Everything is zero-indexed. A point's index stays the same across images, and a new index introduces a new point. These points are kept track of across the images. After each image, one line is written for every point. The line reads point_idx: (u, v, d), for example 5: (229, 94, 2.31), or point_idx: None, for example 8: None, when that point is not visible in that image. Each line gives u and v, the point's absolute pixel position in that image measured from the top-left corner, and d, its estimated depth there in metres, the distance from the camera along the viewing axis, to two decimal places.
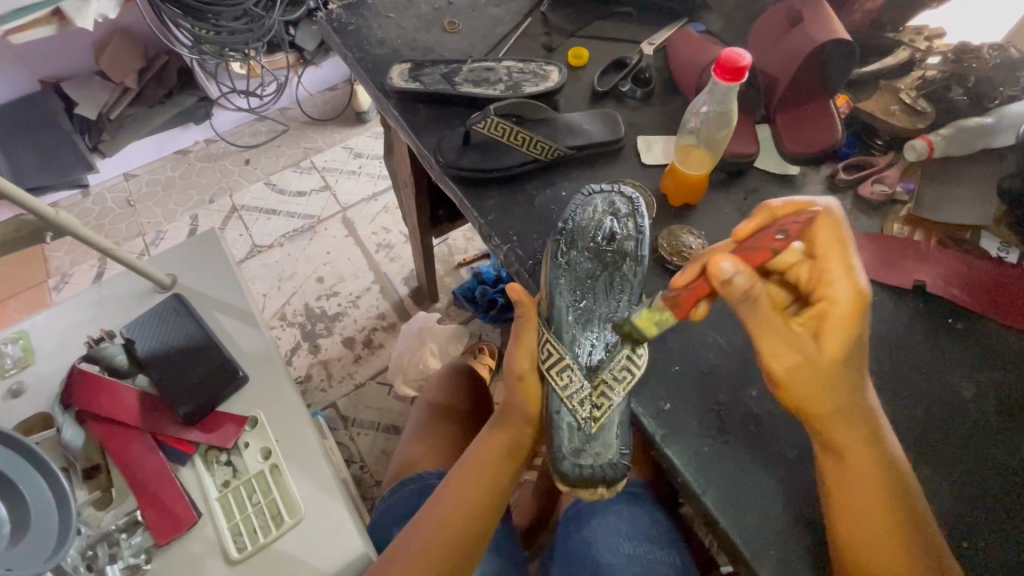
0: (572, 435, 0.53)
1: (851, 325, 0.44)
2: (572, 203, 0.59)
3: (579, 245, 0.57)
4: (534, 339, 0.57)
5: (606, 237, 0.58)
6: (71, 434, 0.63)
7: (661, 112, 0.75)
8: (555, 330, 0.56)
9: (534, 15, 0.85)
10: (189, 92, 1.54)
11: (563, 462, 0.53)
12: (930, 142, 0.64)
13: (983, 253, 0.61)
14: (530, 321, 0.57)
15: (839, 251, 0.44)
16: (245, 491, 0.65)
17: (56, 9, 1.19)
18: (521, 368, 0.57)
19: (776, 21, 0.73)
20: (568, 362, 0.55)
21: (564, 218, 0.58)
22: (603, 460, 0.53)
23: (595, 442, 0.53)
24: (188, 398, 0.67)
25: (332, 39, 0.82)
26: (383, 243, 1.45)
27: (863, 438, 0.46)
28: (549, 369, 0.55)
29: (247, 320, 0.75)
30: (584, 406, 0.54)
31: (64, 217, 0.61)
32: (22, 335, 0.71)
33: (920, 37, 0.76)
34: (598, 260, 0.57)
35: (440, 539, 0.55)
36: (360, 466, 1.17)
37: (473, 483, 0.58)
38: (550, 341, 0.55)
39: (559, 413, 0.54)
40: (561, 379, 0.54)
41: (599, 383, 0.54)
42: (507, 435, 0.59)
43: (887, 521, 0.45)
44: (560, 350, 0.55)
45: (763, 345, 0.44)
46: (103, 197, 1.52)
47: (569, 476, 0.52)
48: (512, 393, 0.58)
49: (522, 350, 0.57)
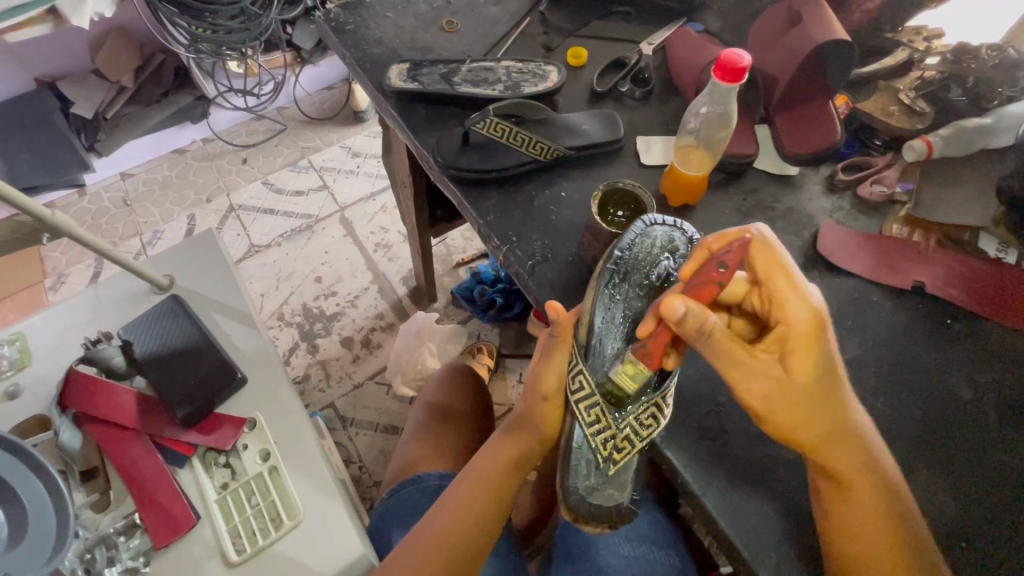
0: (589, 472, 0.53)
1: (812, 345, 0.43)
2: (632, 230, 0.54)
3: (631, 279, 0.53)
4: (565, 365, 0.54)
5: (659, 275, 0.54)
6: (69, 435, 0.62)
7: (660, 112, 0.75)
8: (591, 363, 0.53)
9: (533, 14, 0.85)
10: (185, 91, 1.54)
11: (575, 496, 0.53)
12: (928, 143, 0.64)
13: (981, 254, 0.61)
14: (564, 344, 0.54)
15: (783, 266, 0.44)
16: (244, 494, 0.65)
17: (52, 7, 1.18)
18: (545, 391, 0.55)
19: (776, 21, 0.72)
20: (598, 400, 0.52)
21: (620, 248, 0.53)
22: (614, 501, 0.53)
23: (609, 483, 0.54)
24: (186, 399, 0.67)
25: (330, 39, 0.82)
26: (382, 242, 1.45)
27: (849, 452, 0.46)
28: (577, 403, 0.53)
29: (245, 321, 0.75)
30: (605, 447, 0.53)
31: (60, 218, 0.61)
32: (17, 337, 0.70)
33: (919, 37, 0.76)
34: (648, 299, 0.54)
35: (445, 547, 0.55)
36: (359, 466, 1.17)
37: (478, 493, 0.57)
38: (584, 373, 0.52)
39: (579, 448, 0.54)
40: (588, 416, 0.52)
41: (626, 429, 0.52)
42: (515, 447, 0.58)
43: (880, 527, 0.46)
44: (592, 385, 0.52)
45: (737, 386, 0.44)
46: (100, 196, 1.51)
47: (577, 509, 0.53)
48: (528, 411, 0.57)
49: (551, 372, 0.54)
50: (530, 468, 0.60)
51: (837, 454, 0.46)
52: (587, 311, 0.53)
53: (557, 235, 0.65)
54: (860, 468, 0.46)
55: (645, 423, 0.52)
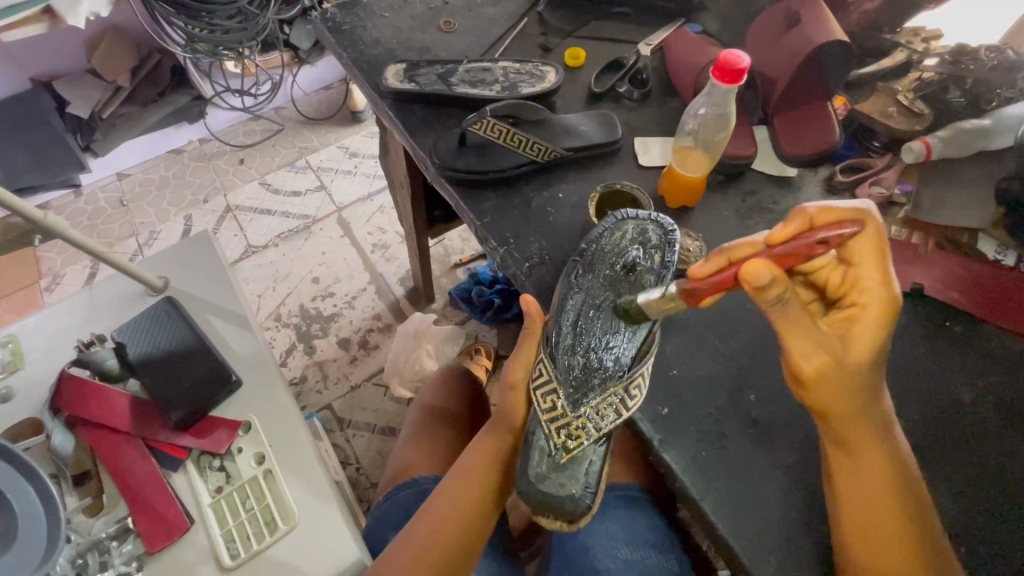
0: (542, 460, 0.54)
1: (883, 327, 0.43)
2: (603, 222, 0.58)
3: (596, 271, 0.57)
4: (531, 355, 0.58)
5: (625, 265, 0.57)
6: (61, 440, 0.60)
7: (658, 113, 0.74)
8: (551, 351, 0.55)
9: (531, 14, 0.84)
10: (183, 91, 1.54)
11: (527, 483, 0.53)
12: (928, 144, 0.63)
13: (979, 257, 0.61)
14: (533, 336, 0.57)
15: (879, 253, 0.43)
16: (238, 497, 0.64)
17: (47, 6, 1.17)
18: (512, 378, 0.58)
19: (774, 22, 0.72)
20: (556, 388, 0.54)
21: (587, 239, 0.58)
22: (565, 492, 0.53)
23: (562, 474, 0.53)
24: (180, 402, 0.67)
25: (326, 39, 0.81)
26: (379, 243, 1.45)
27: (874, 439, 0.45)
28: (536, 390, 0.55)
29: (240, 323, 0.74)
30: (560, 434, 0.53)
31: (54, 219, 0.60)
32: (11, 339, 0.69)
33: (918, 39, 0.76)
34: (612, 289, 0.57)
35: (437, 550, 0.55)
36: (356, 467, 1.17)
37: (464, 493, 0.57)
38: (544, 361, 0.55)
39: (535, 436, 0.54)
40: (544, 401, 0.54)
41: (581, 416, 0.53)
42: (496, 443, 0.59)
43: (899, 526, 0.45)
44: (551, 372, 0.55)
45: (791, 347, 0.43)
46: (96, 197, 1.50)
47: (529, 499, 0.53)
48: (501, 403, 0.59)
49: (518, 359, 0.58)
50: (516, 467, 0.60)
51: (868, 444, 0.45)
52: (555, 304, 0.57)
53: (555, 236, 0.65)
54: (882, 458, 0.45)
55: (603, 413, 0.53)
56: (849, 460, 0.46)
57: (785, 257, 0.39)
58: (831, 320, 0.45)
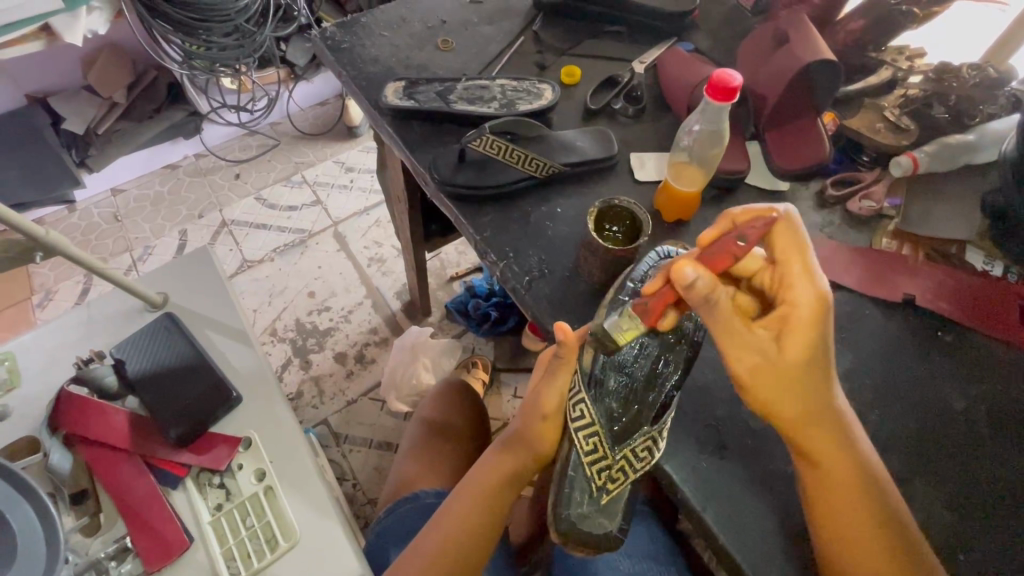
0: (582, 500, 0.54)
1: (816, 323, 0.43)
2: (645, 261, 0.55)
3: (641, 308, 0.53)
4: (564, 387, 0.55)
5: (665, 312, 0.55)
6: (59, 459, 0.60)
7: (653, 129, 0.76)
8: (592, 391, 0.54)
9: (527, 34, 0.86)
10: (179, 107, 1.54)
11: (567, 521, 0.53)
12: (915, 158, 0.66)
13: (968, 267, 0.62)
14: (567, 364, 0.53)
15: (801, 250, 0.44)
16: (239, 514, 0.64)
17: (45, 25, 1.18)
18: (546, 410, 0.56)
19: (764, 40, 0.74)
20: (597, 428, 0.53)
21: (635, 277, 0.54)
22: (603, 530, 0.54)
23: (600, 511, 0.54)
24: (180, 419, 0.66)
25: (326, 57, 0.83)
26: (376, 257, 1.45)
27: (831, 433, 0.46)
28: (576, 429, 0.54)
29: (240, 339, 0.74)
30: (599, 476, 0.53)
31: (55, 236, 0.61)
32: (8, 356, 0.69)
33: (902, 57, 0.78)
34: (653, 335, 0.56)
35: (442, 566, 0.54)
36: (353, 483, 1.16)
37: (472, 505, 0.57)
38: (585, 401, 0.53)
39: (574, 474, 0.54)
40: (584, 442, 0.54)
41: (621, 459, 0.53)
42: (510, 462, 0.58)
43: (867, 524, 0.46)
44: (592, 415, 0.53)
45: (730, 352, 0.44)
46: (90, 212, 1.51)
47: (565, 534, 0.53)
48: (527, 428, 0.57)
49: (552, 390, 0.55)
50: (523, 485, 0.60)
51: (827, 450, 0.46)
52: (597, 338, 0.52)
53: (554, 250, 0.66)
54: (843, 460, 0.46)
55: (640, 456, 0.52)
56: (818, 469, 0.47)
57: (711, 260, 0.44)
58: (765, 321, 0.45)
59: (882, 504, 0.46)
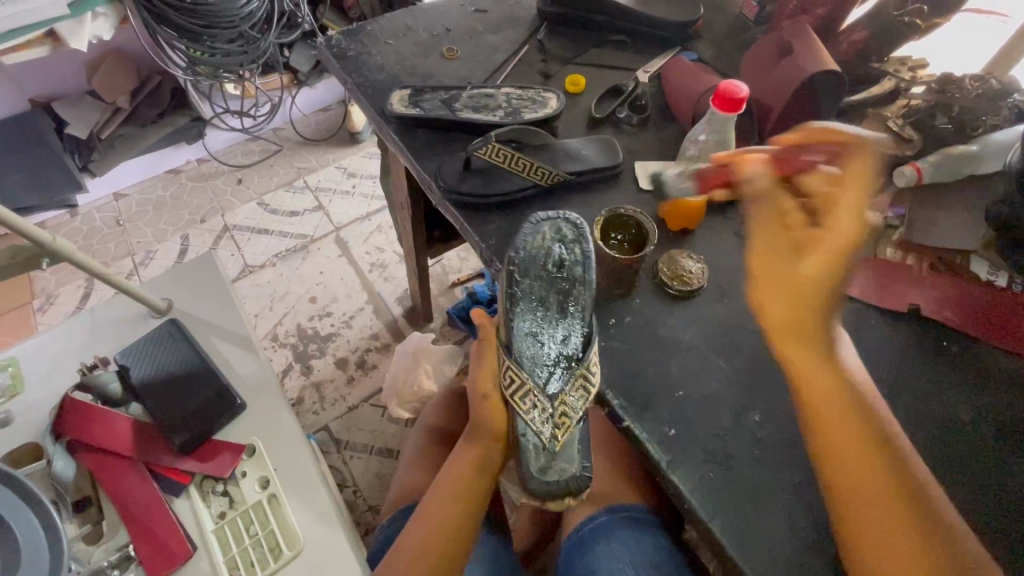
0: (539, 454, 0.59)
1: (827, 263, 0.51)
2: (524, 230, 0.62)
3: (531, 275, 0.61)
4: (493, 365, 0.64)
5: (554, 264, 0.61)
6: (62, 465, 0.60)
7: (657, 138, 0.77)
8: (516, 358, 0.61)
9: (531, 42, 0.87)
10: (182, 112, 1.54)
11: (533, 481, 0.59)
12: (918, 169, 0.66)
13: (973, 277, 0.63)
14: (489, 347, 0.64)
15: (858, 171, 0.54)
16: (242, 523, 0.64)
17: (50, 31, 1.18)
18: (484, 389, 0.63)
19: (767, 51, 0.75)
20: (530, 389, 0.60)
21: (514, 250, 0.61)
22: (568, 473, 0.59)
23: (560, 459, 0.59)
24: (184, 426, 0.66)
25: (331, 65, 0.83)
26: (377, 262, 1.45)
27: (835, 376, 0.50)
28: (513, 397, 0.61)
29: (244, 346, 0.74)
30: (548, 427, 0.59)
31: (61, 243, 0.60)
32: (11, 363, 0.69)
33: (904, 68, 0.79)
34: (551, 288, 0.61)
35: (431, 546, 0.58)
36: (353, 490, 1.15)
37: (451, 500, 0.61)
38: (511, 369, 0.61)
39: (525, 435, 0.60)
40: (523, 404, 0.60)
41: (560, 406, 0.59)
42: (476, 449, 0.63)
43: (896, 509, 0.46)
44: (523, 378, 0.60)
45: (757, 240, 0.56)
46: (93, 216, 1.51)
47: (537, 491, 0.59)
48: (476, 412, 0.64)
49: (484, 371, 0.63)
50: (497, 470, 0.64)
51: (840, 420, 0.49)
52: (503, 317, 0.62)
53: None
54: (858, 432, 0.49)
55: (575, 397, 0.58)
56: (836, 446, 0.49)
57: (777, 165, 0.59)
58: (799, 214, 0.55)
59: (895, 460, 0.48)
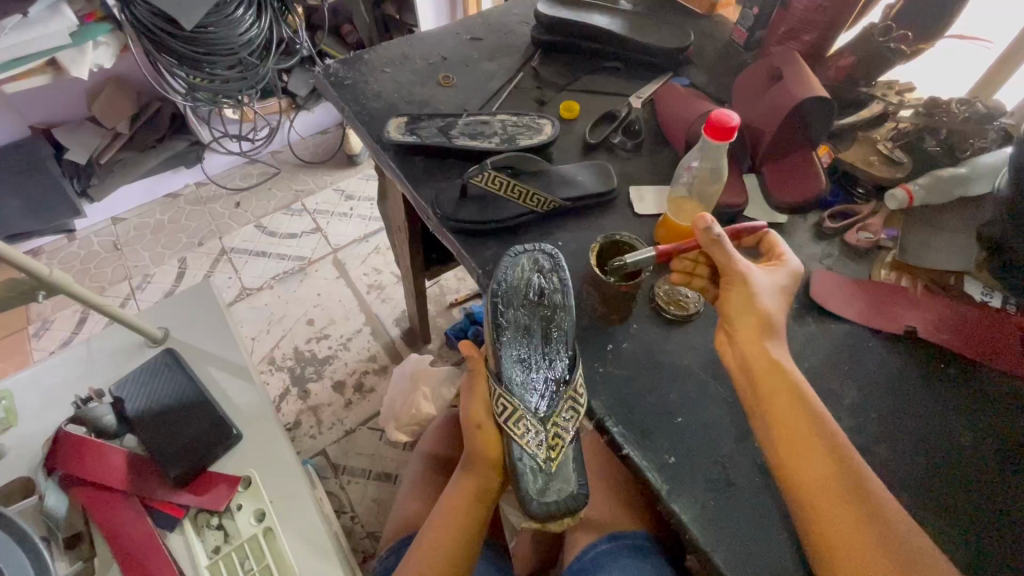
0: (535, 478, 0.57)
1: (787, 292, 0.56)
2: (502, 262, 0.62)
3: (514, 303, 0.61)
4: (484, 393, 0.62)
5: (535, 292, 0.61)
6: (54, 501, 0.59)
7: (652, 162, 0.78)
8: (506, 385, 0.60)
9: (526, 69, 0.88)
10: (180, 137, 1.55)
11: (532, 504, 0.57)
12: (909, 191, 0.68)
13: (968, 298, 0.64)
14: (479, 372, 0.63)
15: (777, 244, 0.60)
16: (237, 557, 0.63)
17: (52, 60, 1.20)
18: (476, 418, 0.61)
19: (758, 77, 0.77)
20: (522, 413, 0.59)
21: (495, 280, 0.61)
22: (566, 493, 0.57)
23: (556, 479, 0.58)
24: (179, 458, 0.65)
25: (329, 93, 0.84)
26: (375, 283, 1.45)
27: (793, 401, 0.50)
28: (506, 422, 0.59)
29: (241, 374, 0.74)
30: (541, 449, 0.58)
31: (59, 275, 0.61)
32: (5, 395, 0.68)
33: (892, 92, 0.80)
34: (533, 314, 0.61)
35: None
36: (351, 516, 1.14)
37: (446, 530, 0.59)
38: (502, 395, 0.59)
39: (521, 460, 0.58)
40: (518, 429, 0.58)
41: (552, 428, 0.58)
42: (473, 480, 0.62)
43: (864, 526, 0.45)
44: (514, 403, 0.59)
45: (736, 297, 0.55)
46: (90, 241, 1.51)
47: (539, 514, 0.56)
48: (469, 443, 0.61)
49: (475, 400, 0.62)
50: (492, 499, 0.63)
51: (811, 458, 0.48)
52: (490, 346, 0.61)
53: None
54: (817, 446, 0.48)
55: (566, 417, 0.58)
56: (812, 485, 0.47)
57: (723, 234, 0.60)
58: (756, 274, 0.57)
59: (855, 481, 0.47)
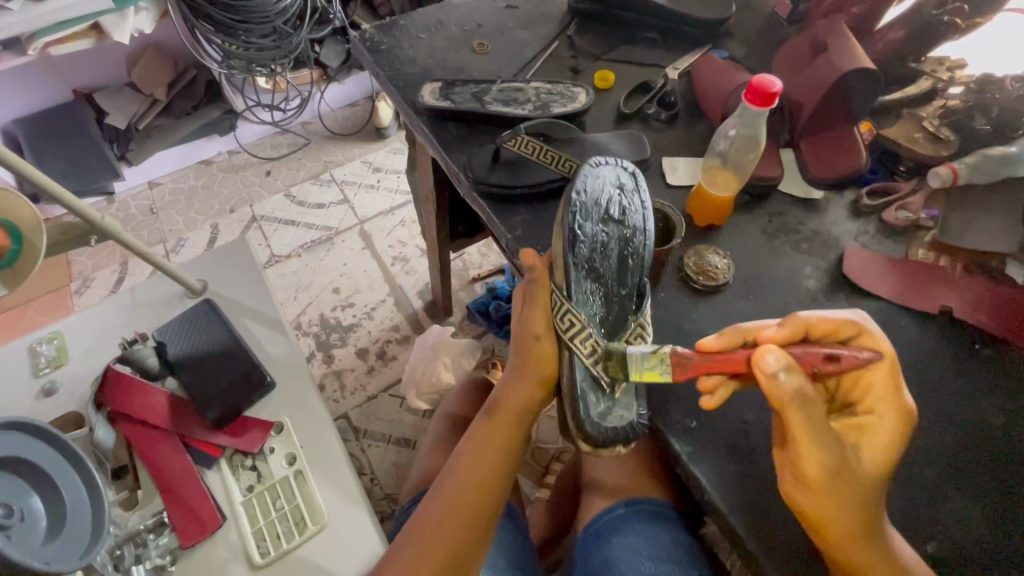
0: (597, 400, 0.55)
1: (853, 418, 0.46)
2: (584, 172, 0.57)
3: (592, 216, 0.56)
4: (545, 305, 0.58)
5: (616, 211, 0.58)
6: (104, 434, 0.63)
7: (686, 135, 0.77)
8: (575, 299, 0.56)
9: (561, 38, 0.87)
10: (215, 104, 1.58)
11: (590, 426, 0.54)
12: (954, 169, 0.65)
13: (1008, 280, 0.62)
14: (541, 287, 0.58)
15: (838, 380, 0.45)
16: (270, 497, 0.66)
17: (95, 23, 1.23)
18: (537, 330, 0.57)
19: (801, 48, 0.75)
20: (590, 332, 0.55)
21: (577, 189, 0.55)
22: (625, 420, 0.55)
23: (618, 405, 0.56)
24: (218, 403, 0.69)
25: (365, 57, 0.85)
26: (399, 256, 1.48)
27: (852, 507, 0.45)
28: (570, 339, 0.55)
29: (274, 328, 0.76)
30: (606, 372, 0.55)
31: (109, 220, 0.63)
32: (56, 336, 0.73)
33: (943, 68, 0.77)
34: (610, 233, 0.57)
35: (458, 507, 0.54)
36: (371, 477, 1.17)
37: (485, 453, 0.56)
38: (571, 310, 0.55)
39: (582, 379, 0.55)
40: (584, 346, 0.55)
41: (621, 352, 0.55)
42: (520, 398, 0.57)
43: None
44: (581, 319, 0.55)
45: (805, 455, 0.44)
46: (127, 204, 1.56)
47: (597, 438, 0.54)
48: (524, 356, 0.58)
49: (535, 311, 0.57)
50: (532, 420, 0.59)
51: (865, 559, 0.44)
52: (562, 258, 0.56)
53: None
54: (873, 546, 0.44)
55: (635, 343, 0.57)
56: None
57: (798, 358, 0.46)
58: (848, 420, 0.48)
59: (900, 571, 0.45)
